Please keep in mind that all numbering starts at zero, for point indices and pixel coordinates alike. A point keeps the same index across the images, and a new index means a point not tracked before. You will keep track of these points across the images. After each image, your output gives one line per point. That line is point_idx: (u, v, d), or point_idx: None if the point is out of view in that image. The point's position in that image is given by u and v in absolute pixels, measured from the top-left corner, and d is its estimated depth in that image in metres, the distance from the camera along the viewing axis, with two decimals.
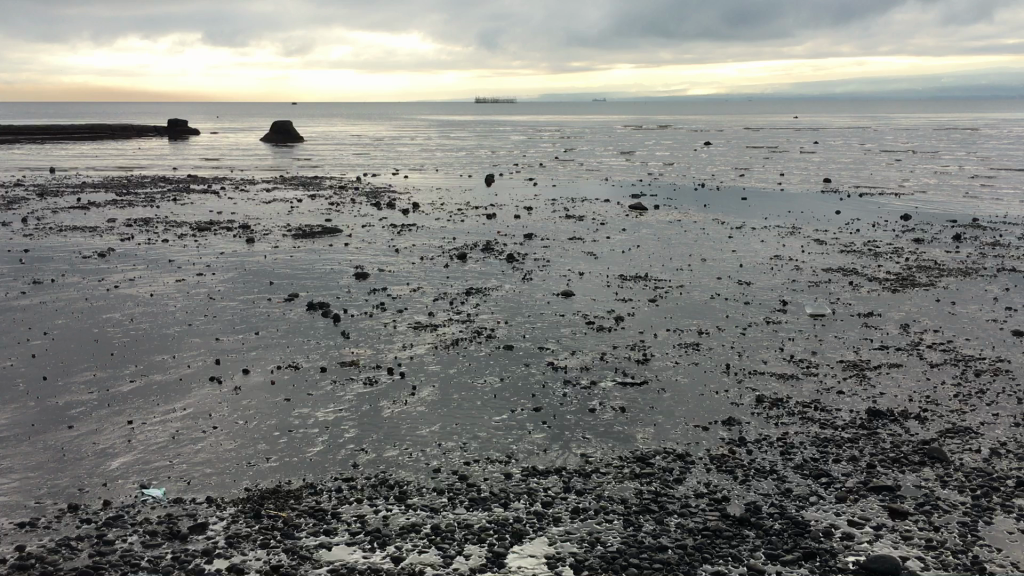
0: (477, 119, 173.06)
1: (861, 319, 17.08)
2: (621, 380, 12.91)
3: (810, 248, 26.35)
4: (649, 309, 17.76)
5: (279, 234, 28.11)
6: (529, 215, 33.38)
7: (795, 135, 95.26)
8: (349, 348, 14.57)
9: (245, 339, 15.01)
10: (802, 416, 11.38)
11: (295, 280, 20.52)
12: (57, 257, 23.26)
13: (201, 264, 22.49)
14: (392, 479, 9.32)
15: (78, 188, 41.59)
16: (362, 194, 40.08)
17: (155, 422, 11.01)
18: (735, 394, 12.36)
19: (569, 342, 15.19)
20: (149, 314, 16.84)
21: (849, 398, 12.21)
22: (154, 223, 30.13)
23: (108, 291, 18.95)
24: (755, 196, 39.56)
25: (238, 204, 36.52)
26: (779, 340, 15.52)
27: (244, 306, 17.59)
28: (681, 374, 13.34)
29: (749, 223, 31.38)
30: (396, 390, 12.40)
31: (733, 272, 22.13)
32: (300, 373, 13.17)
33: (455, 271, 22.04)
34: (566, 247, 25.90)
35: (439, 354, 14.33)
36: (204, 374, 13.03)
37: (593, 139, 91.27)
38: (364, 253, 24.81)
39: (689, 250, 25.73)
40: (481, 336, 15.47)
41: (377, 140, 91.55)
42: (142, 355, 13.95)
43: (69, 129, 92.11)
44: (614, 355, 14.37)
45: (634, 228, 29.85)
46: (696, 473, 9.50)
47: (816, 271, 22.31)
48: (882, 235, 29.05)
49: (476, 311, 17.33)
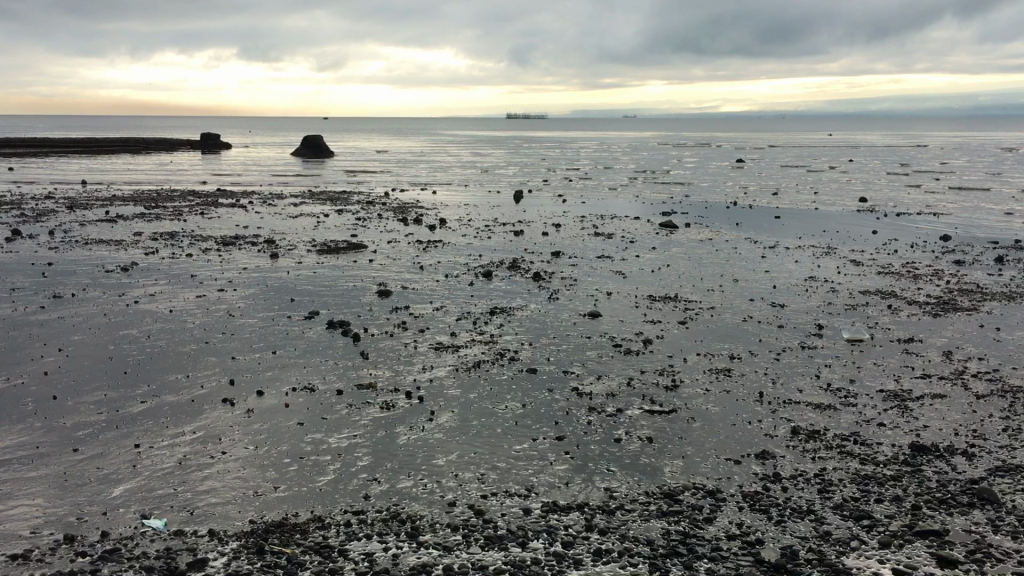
0: (508, 135, 173.65)
1: (901, 345, 16.37)
2: (649, 408, 12.33)
3: (845, 269, 25.61)
4: (678, 332, 17.16)
5: (304, 250, 27.85)
6: (557, 232, 32.91)
7: (828, 153, 94.10)
8: (367, 369, 14.15)
9: (262, 359, 14.64)
10: (840, 450, 10.75)
11: (317, 297, 20.20)
12: (80, 270, 23.18)
13: (223, 279, 22.26)
14: (405, 512, 8.83)
15: (108, 201, 41.83)
16: (389, 209, 39.86)
17: (162, 446, 10.61)
18: (769, 425, 11.74)
19: (595, 366, 14.65)
20: (166, 330, 16.56)
21: (891, 431, 11.53)
22: (180, 237, 30.08)
23: (128, 307, 18.71)
24: (788, 215, 38.82)
25: (265, 218, 36.47)
26: (815, 366, 14.86)
27: (262, 324, 17.25)
28: (712, 402, 12.74)
29: (782, 243, 30.69)
30: (413, 415, 11.93)
31: (766, 293, 21.47)
32: (316, 395, 12.75)
33: (480, 289, 21.60)
34: (594, 265, 25.38)
35: (459, 376, 13.86)
36: (217, 395, 12.64)
37: (623, 154, 91.10)
38: (388, 270, 24.45)
39: (721, 269, 25.11)
40: (504, 359, 14.97)
41: (407, 154, 91.79)
42: (155, 375, 13.60)
43: (104, 142, 93.17)
44: (642, 380, 13.81)
45: (664, 247, 29.24)
46: (728, 512, 8.90)
47: (852, 294, 21.60)
48: (921, 256, 28.22)
49: (500, 332, 16.86)
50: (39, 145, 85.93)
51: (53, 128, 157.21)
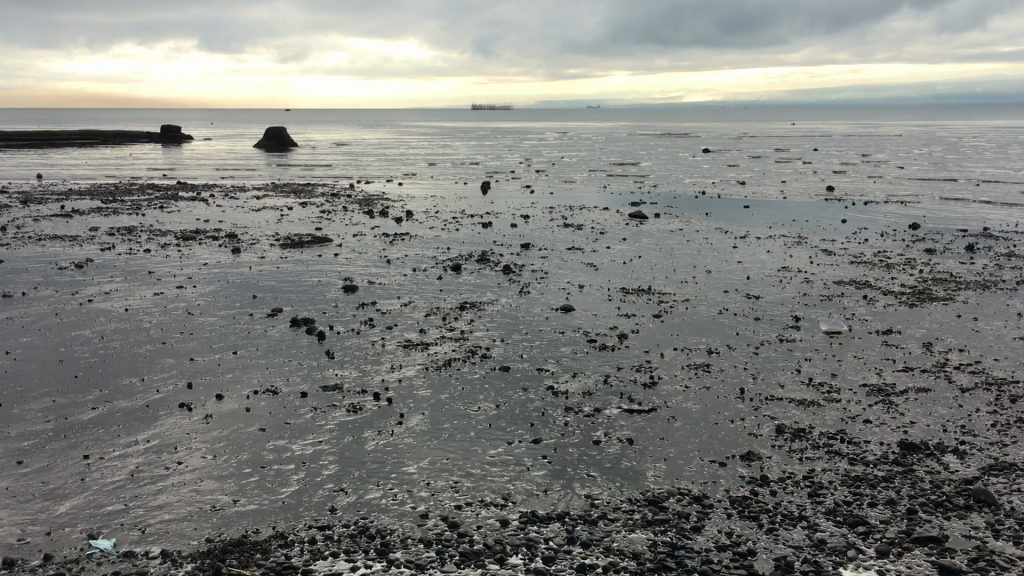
0: (473, 126, 173.00)
1: (881, 338, 16.07)
2: (627, 408, 11.85)
3: (818, 258, 25.38)
4: (655, 326, 16.71)
5: (266, 244, 27.08)
6: (526, 223, 32.39)
7: (794, 142, 94.41)
8: (333, 369, 13.53)
9: (223, 360, 13.93)
10: (828, 449, 10.36)
11: (280, 293, 19.46)
12: (31, 267, 22.23)
13: (182, 275, 21.43)
14: (374, 527, 8.25)
15: (62, 195, 40.53)
16: (354, 201, 39.10)
17: (114, 456, 9.91)
18: (752, 424, 11.31)
19: (570, 362, 14.15)
20: (121, 331, 15.75)
21: (878, 428, 11.17)
22: (138, 232, 29.12)
23: (82, 306, 17.87)
24: (758, 205, 38.59)
25: (227, 212, 35.50)
26: (795, 361, 14.49)
27: (222, 323, 16.50)
28: (692, 400, 12.30)
29: (753, 232, 30.42)
30: (382, 419, 11.34)
31: (740, 285, 21.10)
32: (278, 399, 12.10)
33: (449, 283, 21.03)
34: (565, 257, 24.90)
35: (429, 376, 13.28)
36: (173, 400, 11.92)
37: (590, 145, 90.91)
38: (354, 263, 23.77)
39: (694, 260, 24.75)
40: (475, 356, 14.41)
41: (372, 146, 90.63)
42: (109, 378, 12.83)
43: (60, 135, 90.91)
44: (619, 378, 13.33)
45: (635, 238, 28.82)
46: (716, 521, 8.44)
47: (827, 284, 21.33)
48: (892, 245, 28.08)
49: (471, 328, 16.30)
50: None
51: (9, 122, 153.39)
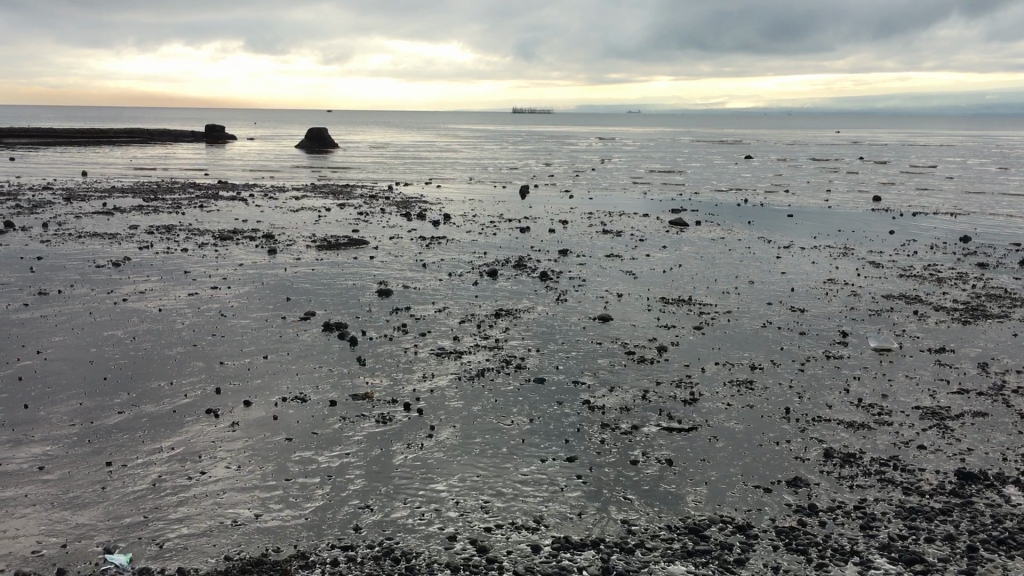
0: (513, 129, 172.95)
1: (933, 357, 15.39)
2: (667, 426, 11.37)
3: (865, 270, 24.61)
4: (695, 339, 16.17)
5: (303, 245, 26.93)
6: (564, 228, 31.92)
7: (838, 151, 92.93)
8: (363, 377, 13.21)
9: (253, 365, 13.67)
10: (880, 477, 9.81)
11: (314, 296, 19.23)
12: (69, 265, 22.27)
13: (217, 275, 21.32)
14: (399, 549, 7.87)
15: (104, 192, 40.90)
16: (392, 203, 38.97)
17: (138, 464, 9.65)
18: (799, 446, 10.78)
19: (607, 375, 13.68)
20: (153, 332, 15.60)
21: (933, 455, 10.58)
22: (177, 231, 29.18)
23: (115, 305, 17.78)
24: (801, 214, 37.80)
25: (265, 212, 35.55)
26: (842, 379, 13.88)
27: (254, 326, 16.28)
28: (734, 418, 11.78)
29: (798, 243, 29.66)
30: (411, 431, 10.98)
31: (784, 297, 20.46)
32: (307, 407, 11.79)
33: (485, 289, 20.66)
34: (604, 264, 24.43)
35: (461, 387, 12.90)
36: (199, 406, 11.66)
37: (630, 150, 90.11)
38: (390, 267, 23.52)
39: (736, 270, 24.13)
40: (510, 367, 13.99)
41: (411, 147, 90.78)
42: (137, 381, 12.61)
43: (106, 133, 92.18)
44: (658, 393, 12.83)
45: (675, 246, 28.26)
46: (761, 554, 7.99)
47: (875, 298, 20.62)
48: (943, 258, 27.17)
49: (506, 337, 15.91)
50: (41, 136, 84.99)
51: (58, 121, 156.20)
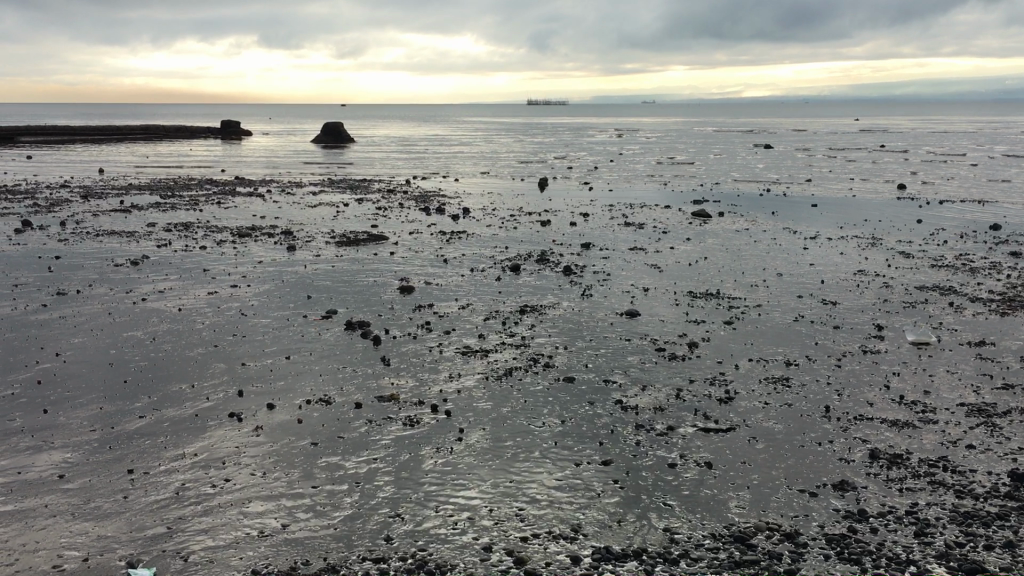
0: (528, 121, 172.53)
1: (973, 350, 14.90)
2: (703, 427, 10.98)
3: (895, 261, 24.08)
4: (727, 334, 15.76)
5: (322, 242, 26.66)
6: (585, 221, 31.53)
7: (858, 139, 91.92)
8: (389, 378, 12.90)
9: (275, 365, 13.40)
10: (930, 479, 9.38)
11: (335, 294, 18.95)
12: (88, 264, 22.09)
13: (237, 273, 21.08)
14: (433, 561, 7.54)
15: (122, 190, 40.83)
16: (410, 198, 38.68)
17: (160, 471, 9.37)
18: (843, 447, 10.37)
19: (638, 374, 13.30)
20: (174, 332, 15.36)
21: (984, 454, 10.14)
22: (195, 228, 28.97)
23: (134, 305, 17.56)
24: (826, 204, 37.22)
25: (283, 208, 35.35)
26: (882, 375, 13.42)
27: (275, 325, 16.00)
28: (773, 418, 11.38)
29: (824, 233, 29.12)
30: (439, 434, 10.65)
31: (814, 289, 19.98)
32: (331, 409, 11.49)
33: (508, 284, 20.32)
34: (628, 258, 24.02)
35: (489, 387, 12.56)
36: (222, 409, 11.38)
37: (648, 141, 89.40)
38: (411, 263, 23.22)
39: (762, 262, 23.67)
40: (538, 366, 13.63)
41: (427, 141, 90.45)
42: (158, 384, 12.34)
43: (123, 131, 92.17)
44: (692, 392, 12.44)
45: (699, 238, 27.79)
46: (812, 564, 7.61)
47: (908, 289, 20.11)
48: (974, 247, 26.56)
49: (532, 334, 15.57)
50: (59, 134, 85.24)
51: (75, 120, 157.18)
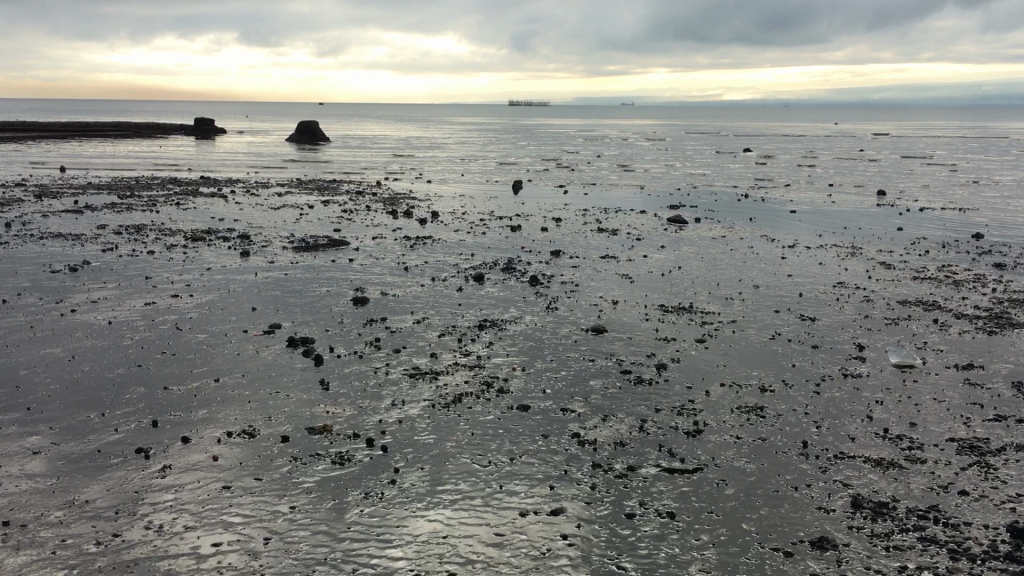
0: (508, 121, 171.88)
1: (962, 375, 13.88)
2: (667, 467, 9.85)
3: (876, 272, 23.13)
4: (698, 355, 14.65)
5: (279, 247, 25.37)
6: (557, 227, 30.42)
7: (837, 143, 91.44)
8: (325, 405, 11.68)
9: (200, 390, 12.12)
10: (921, 535, 8.30)
11: (282, 305, 17.68)
12: (22, 270, 20.71)
13: (181, 282, 19.76)
14: None
15: (80, 189, 39.36)
16: (379, 200, 37.42)
17: (40, 525, 8.10)
18: (822, 493, 9.27)
19: (601, 401, 12.14)
20: (96, 350, 14.04)
21: (979, 503, 9.07)
22: (148, 231, 27.61)
23: (61, 317, 16.21)
24: (805, 210, 36.37)
25: (245, 210, 34.03)
26: (864, 404, 12.35)
27: (210, 341, 14.72)
28: (746, 456, 10.26)
29: (803, 241, 28.18)
30: (371, 476, 9.44)
31: (792, 303, 18.95)
32: (254, 444, 10.25)
33: (471, 295, 19.18)
34: (599, 267, 22.94)
35: (435, 416, 11.36)
36: (129, 444, 10.10)
37: (627, 144, 88.70)
38: (370, 271, 22.00)
39: (740, 272, 22.65)
40: (491, 392, 12.42)
41: (403, 142, 88.85)
42: (64, 412, 11.04)
43: (93, 127, 90.18)
44: (657, 423, 11.30)
45: (674, 245, 26.75)
46: None
47: (891, 304, 19.13)
48: (957, 258, 25.66)
49: (489, 354, 14.40)
50: (24, 130, 83.16)
51: (48, 113, 154.41)
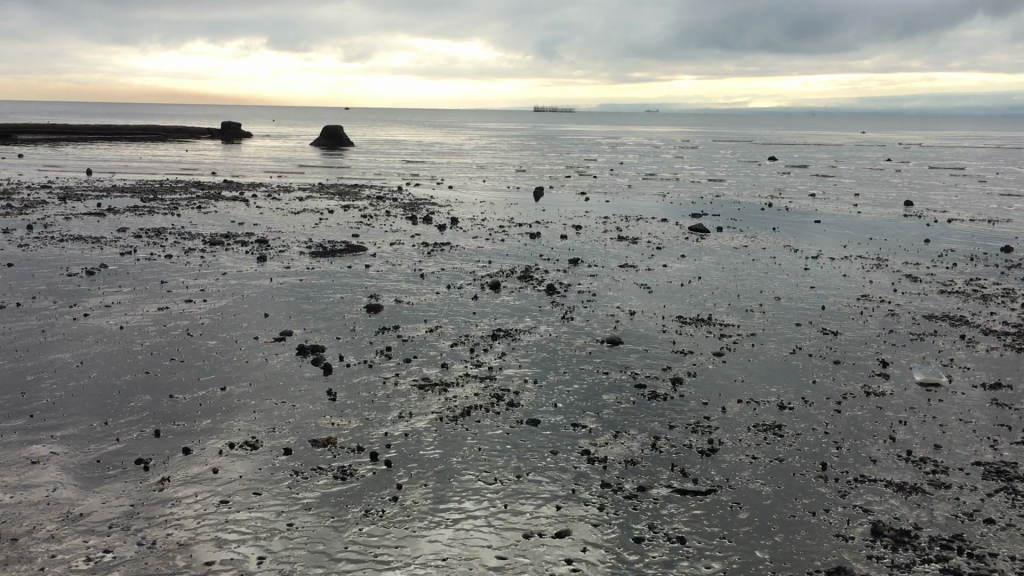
0: (533, 128, 171.78)
1: (989, 394, 13.41)
2: (679, 488, 9.52)
3: (902, 285, 22.62)
4: (716, 369, 14.29)
5: (297, 252, 25.25)
6: (577, 234, 30.14)
7: (865, 153, 90.30)
8: (330, 416, 11.44)
9: (206, 399, 11.94)
10: (943, 568, 7.93)
11: (295, 311, 17.51)
12: (39, 272, 20.71)
13: (196, 287, 19.65)
14: None
15: (103, 192, 39.56)
16: (399, 206, 37.29)
17: (30, 540, 7.92)
18: (840, 520, 8.91)
19: (614, 417, 11.81)
20: (105, 355, 13.91)
21: (1006, 532, 8.67)
22: (167, 234, 27.62)
23: (73, 321, 16.12)
24: (829, 220, 35.81)
25: (265, 214, 34.04)
26: (887, 424, 11.94)
27: (219, 348, 14.56)
28: (762, 478, 9.90)
29: (827, 252, 27.68)
30: (372, 492, 9.18)
31: (814, 316, 18.54)
32: (256, 457, 10.03)
33: (486, 304, 18.94)
34: (617, 276, 22.61)
35: (442, 430, 11.10)
36: (129, 454, 9.91)
37: (650, 151, 88.25)
38: (386, 277, 21.81)
39: (761, 283, 22.24)
40: (500, 405, 12.13)
41: (427, 147, 89.03)
42: (66, 420, 10.88)
43: (121, 129, 91.01)
44: (670, 441, 10.97)
45: (695, 255, 26.37)
46: None
47: (916, 319, 18.64)
48: (986, 271, 25.07)
49: (501, 365, 14.13)
50: (53, 132, 84.00)
51: (80, 116, 156.63)
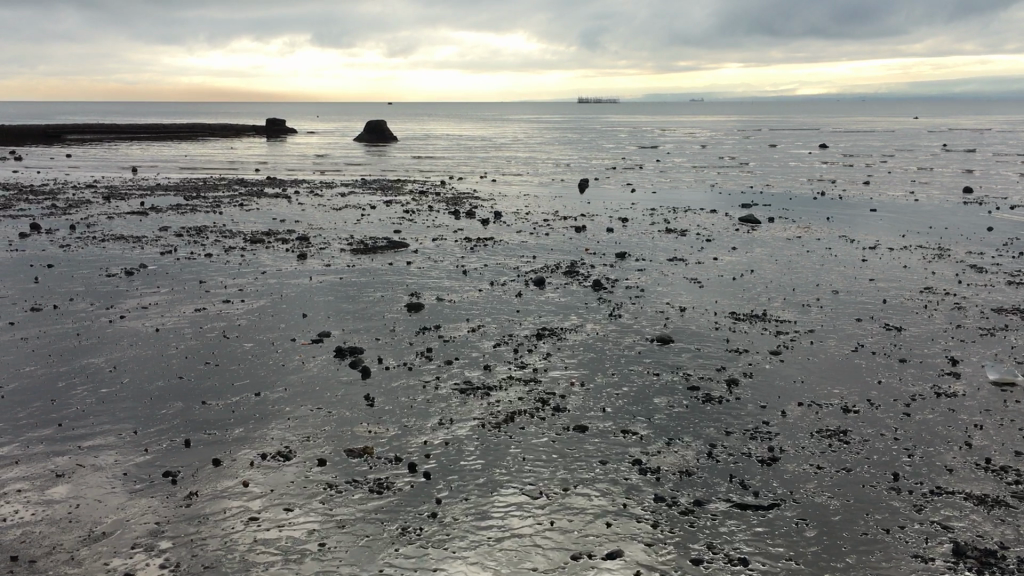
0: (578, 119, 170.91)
1: None
2: (739, 502, 8.82)
3: (968, 276, 21.49)
4: (773, 368, 13.50)
5: (338, 249, 24.86)
6: (623, 227, 29.37)
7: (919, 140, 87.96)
8: (367, 425, 10.91)
9: (239, 405, 11.51)
10: None
11: (335, 311, 17.07)
12: (79, 273, 20.59)
13: (234, 286, 19.33)
14: None
15: (148, 190, 39.71)
16: (442, 200, 36.80)
17: (49, 562, 7.52)
18: (919, 538, 8.14)
19: (666, 422, 11.12)
20: (138, 360, 13.58)
21: None
22: (208, 233, 27.44)
23: (110, 324, 15.86)
24: (886, 209, 34.53)
25: (307, 210, 33.81)
26: (962, 428, 11.09)
27: (256, 351, 14.15)
28: (830, 490, 9.15)
29: (886, 242, 26.51)
30: (410, 508, 8.63)
31: (875, 311, 17.58)
32: (289, 468, 9.55)
33: (530, 301, 18.32)
34: (666, 270, 21.82)
35: (484, 438, 10.50)
36: (158, 466, 9.50)
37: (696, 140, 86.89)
38: (428, 274, 21.30)
39: (818, 276, 21.30)
40: (546, 410, 11.50)
41: (470, 141, 88.53)
42: (96, 429, 10.54)
43: (169, 128, 92.06)
44: (727, 449, 10.25)
45: (746, 247, 25.46)
46: None
47: (986, 312, 17.60)
48: None
49: (546, 367, 13.49)
50: (103, 133, 85.19)
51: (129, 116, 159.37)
